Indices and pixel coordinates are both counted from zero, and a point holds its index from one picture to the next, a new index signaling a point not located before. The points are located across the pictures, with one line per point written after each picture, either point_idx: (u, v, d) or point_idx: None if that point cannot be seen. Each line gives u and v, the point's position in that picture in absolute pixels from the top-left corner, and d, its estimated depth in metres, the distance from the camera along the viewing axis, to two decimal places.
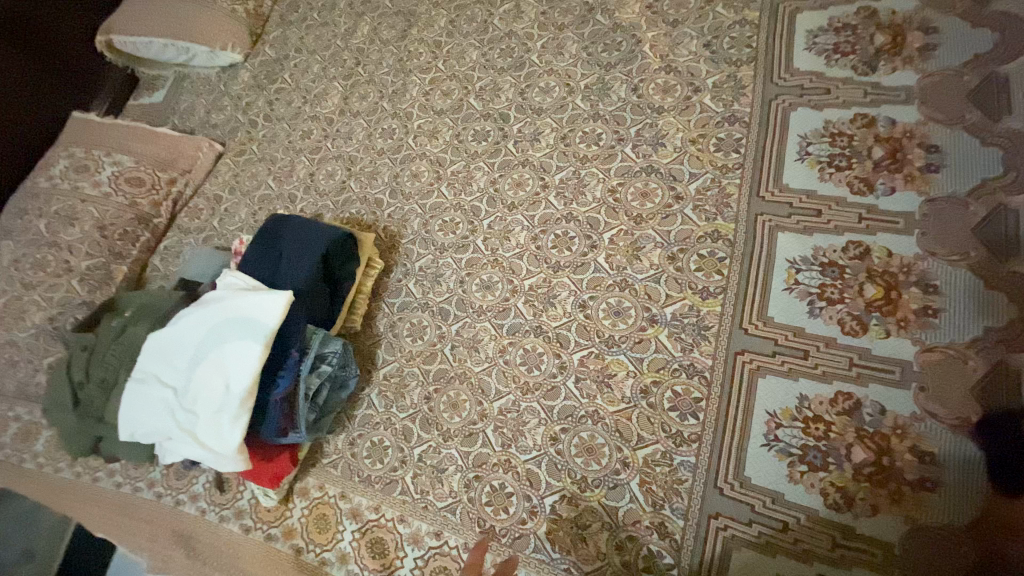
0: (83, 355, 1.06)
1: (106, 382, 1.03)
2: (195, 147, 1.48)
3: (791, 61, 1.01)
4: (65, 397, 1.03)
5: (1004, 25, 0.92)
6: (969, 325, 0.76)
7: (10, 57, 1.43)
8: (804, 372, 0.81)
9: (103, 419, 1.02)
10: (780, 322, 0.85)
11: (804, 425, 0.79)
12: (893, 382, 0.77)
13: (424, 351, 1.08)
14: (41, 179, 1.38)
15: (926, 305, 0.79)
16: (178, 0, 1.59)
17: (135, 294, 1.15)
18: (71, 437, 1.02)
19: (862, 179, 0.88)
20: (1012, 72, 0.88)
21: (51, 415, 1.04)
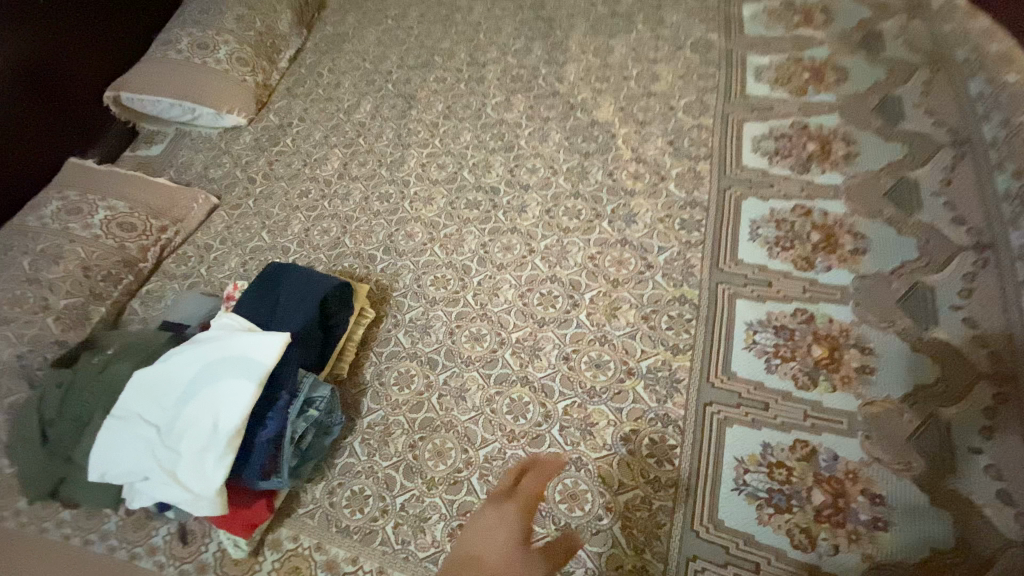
0: (58, 391, 1.03)
1: (79, 421, 1.00)
2: (191, 199, 1.54)
3: (741, 159, 1.21)
4: (33, 434, 1.00)
5: (913, 140, 1.11)
6: (900, 382, 0.89)
7: (24, 102, 1.50)
8: (766, 421, 0.91)
9: (71, 458, 0.99)
10: (742, 375, 0.96)
11: (769, 470, 0.87)
12: (841, 431, 0.87)
13: (410, 400, 1.11)
14: (31, 219, 1.39)
15: (863, 365, 0.92)
16: (191, 65, 1.71)
17: (121, 334, 1.16)
18: (32, 477, 0.99)
19: (804, 258, 1.04)
20: (921, 176, 1.06)
21: (14, 454, 1.01)
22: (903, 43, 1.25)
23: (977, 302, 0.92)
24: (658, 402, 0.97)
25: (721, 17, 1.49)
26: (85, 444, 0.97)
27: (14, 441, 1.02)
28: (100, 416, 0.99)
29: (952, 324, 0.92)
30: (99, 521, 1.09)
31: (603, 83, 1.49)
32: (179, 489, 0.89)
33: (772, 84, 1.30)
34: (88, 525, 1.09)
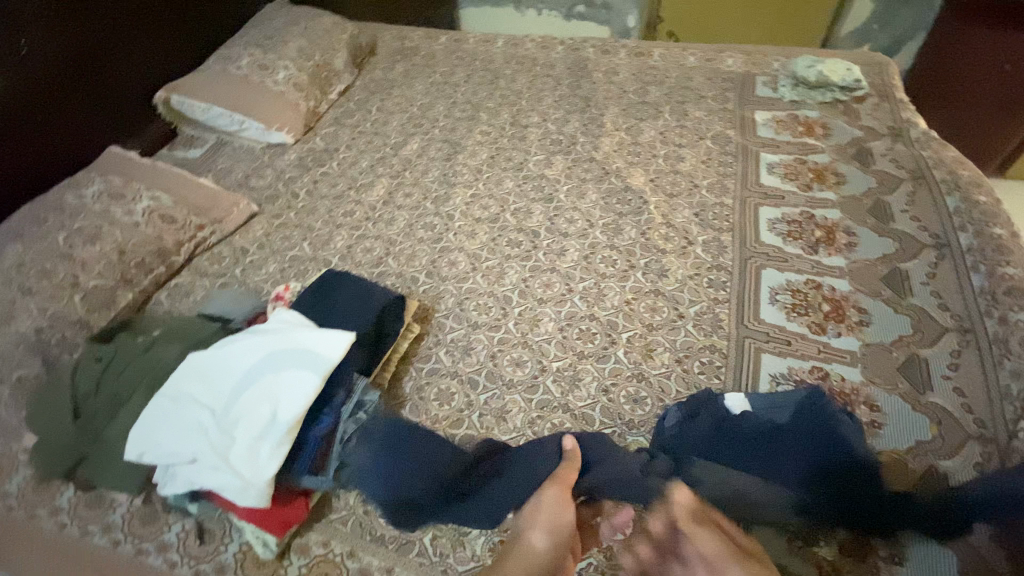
0: (97, 366, 1.01)
1: (117, 397, 0.98)
2: (233, 203, 1.56)
3: (759, 235, 1.39)
4: (64, 407, 0.97)
5: (901, 238, 1.32)
6: (905, 437, 1.02)
7: (73, 87, 1.54)
8: None
9: (102, 436, 0.96)
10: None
11: None
12: None
13: (450, 416, 1.14)
14: (69, 197, 1.38)
15: (872, 419, 1.04)
16: (249, 82, 1.80)
17: (163, 317, 1.15)
18: (52, 453, 0.95)
19: (817, 323, 1.19)
20: (910, 268, 1.26)
21: (36, 428, 0.98)
22: (888, 161, 1.51)
23: (963, 374, 1.08)
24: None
25: (736, 118, 1.74)
26: (122, 421, 0.95)
27: (40, 413, 0.99)
28: (142, 396, 0.98)
29: (944, 390, 1.07)
30: (101, 513, 1.03)
31: (635, 156, 1.67)
32: (228, 475, 0.87)
33: (782, 178, 1.52)
34: (88, 515, 1.02)
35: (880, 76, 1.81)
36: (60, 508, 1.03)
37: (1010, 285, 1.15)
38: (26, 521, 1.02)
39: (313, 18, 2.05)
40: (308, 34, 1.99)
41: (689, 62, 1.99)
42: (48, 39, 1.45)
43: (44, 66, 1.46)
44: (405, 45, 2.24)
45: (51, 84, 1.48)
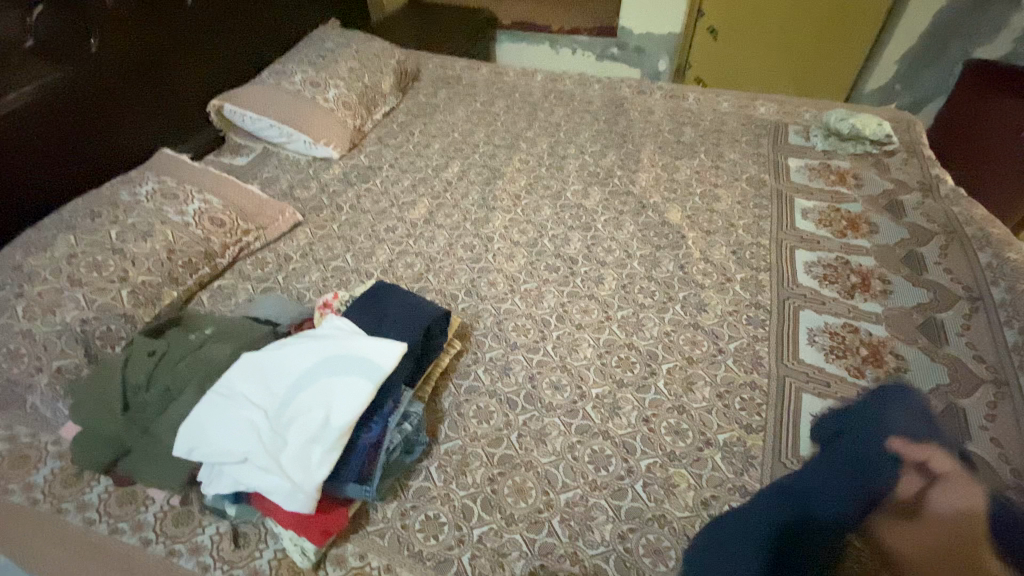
0: (149, 360, 1.04)
1: (168, 392, 1.00)
2: (278, 211, 1.59)
3: (796, 277, 1.42)
4: (114, 397, 0.99)
5: (935, 289, 1.35)
6: None
7: (133, 90, 1.59)
8: None
9: (150, 429, 0.97)
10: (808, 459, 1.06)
11: None
12: None
13: (489, 434, 1.13)
14: (124, 194, 1.41)
15: None
16: (300, 97, 1.86)
17: (213, 318, 1.19)
18: (98, 443, 0.96)
19: (856, 367, 1.21)
20: (945, 318, 1.29)
21: (83, 417, 0.98)
22: (920, 215, 1.55)
23: (1001, 426, 1.08)
24: (732, 471, 1.05)
25: (770, 163, 1.80)
26: (172, 415, 0.97)
27: (87, 403, 1.00)
28: (192, 392, 0.99)
29: (983, 441, 1.07)
30: (132, 510, 0.99)
31: (672, 193, 1.72)
32: (279, 476, 0.87)
33: (817, 223, 1.56)
34: (119, 512, 0.99)
35: (908, 134, 1.89)
36: (89, 503, 1.00)
37: None
38: (53, 514, 0.98)
39: (363, 43, 2.15)
40: (358, 57, 2.08)
41: (722, 108, 2.07)
42: (118, 44, 1.52)
43: (112, 66, 1.52)
44: (448, 73, 2.32)
45: (116, 84, 1.54)
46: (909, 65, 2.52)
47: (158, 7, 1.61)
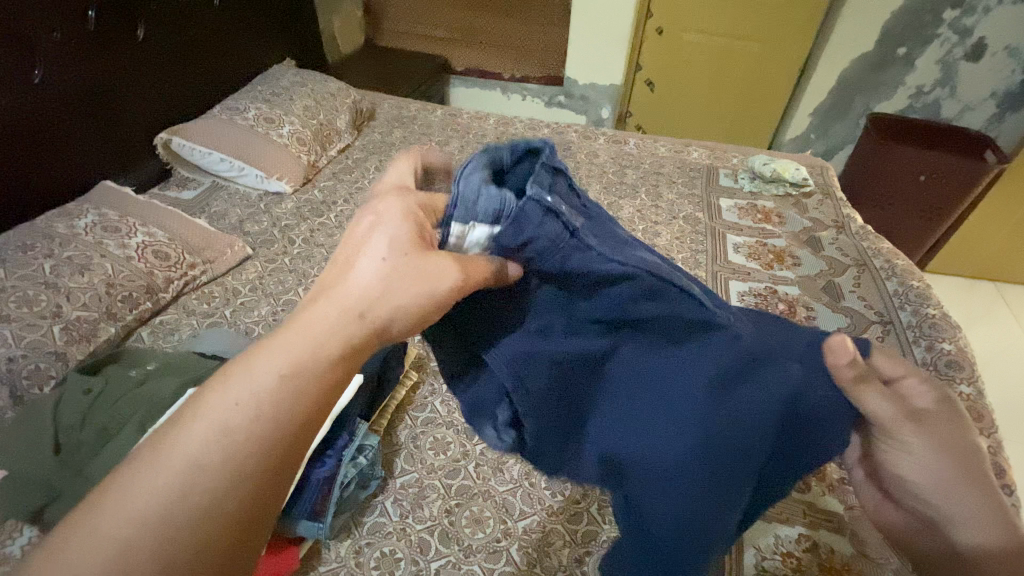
0: (86, 398, 1.04)
1: (105, 433, 1.00)
2: (227, 244, 1.56)
3: (731, 306, 1.52)
4: (46, 441, 0.97)
5: (853, 315, 1.48)
6: None
7: (77, 120, 1.55)
8: (775, 516, 1.00)
9: (83, 472, 0.94)
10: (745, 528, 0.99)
11: (782, 558, 0.95)
12: (835, 529, 0.99)
13: (446, 465, 1.13)
14: (60, 226, 1.35)
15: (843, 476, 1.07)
16: (253, 133, 1.87)
17: (156, 355, 1.18)
18: (25, 491, 0.92)
19: None
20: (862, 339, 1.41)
21: (11, 463, 0.95)
22: (836, 248, 1.73)
23: None
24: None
25: (703, 203, 1.95)
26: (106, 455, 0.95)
27: (14, 449, 0.97)
28: (132, 429, 0.98)
29: None
30: None
31: None
32: None
33: (747, 257, 1.71)
34: None
35: (822, 177, 2.10)
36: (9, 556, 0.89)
37: (949, 358, 1.30)
38: None
39: (319, 83, 2.20)
40: (314, 96, 2.12)
41: (660, 152, 2.24)
42: (65, 73, 1.50)
43: (55, 97, 1.48)
44: (403, 113, 2.39)
45: (60, 112, 1.50)
46: (820, 117, 2.83)
47: (106, 40, 1.59)
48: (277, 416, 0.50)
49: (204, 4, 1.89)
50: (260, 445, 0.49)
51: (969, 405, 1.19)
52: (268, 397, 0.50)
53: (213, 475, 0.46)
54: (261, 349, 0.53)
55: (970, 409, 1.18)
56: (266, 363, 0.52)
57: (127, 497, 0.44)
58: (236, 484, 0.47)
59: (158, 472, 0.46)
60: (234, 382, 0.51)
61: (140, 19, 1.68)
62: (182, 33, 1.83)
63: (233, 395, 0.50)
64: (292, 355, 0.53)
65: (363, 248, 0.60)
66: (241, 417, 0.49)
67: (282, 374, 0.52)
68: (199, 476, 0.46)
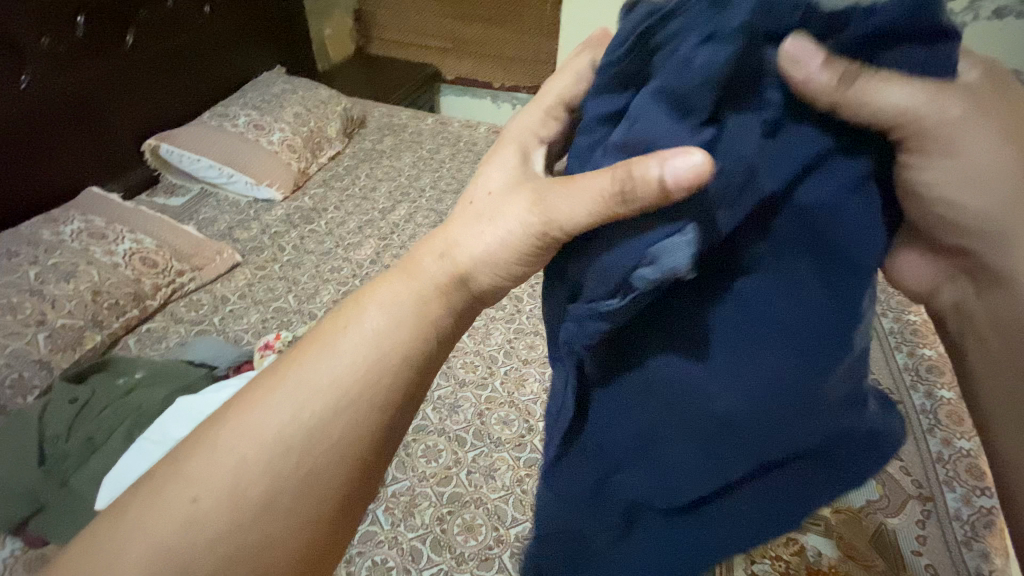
0: (71, 408, 1.04)
1: (91, 442, 0.99)
2: (216, 251, 1.53)
3: None
4: (33, 451, 0.96)
5: None
6: (870, 489, 1.07)
7: (65, 126, 1.54)
8: None
9: (70, 483, 0.94)
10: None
11: (771, 562, 0.96)
12: (822, 532, 1.00)
13: (438, 473, 1.13)
14: (46, 233, 1.34)
15: None
16: (243, 143, 1.88)
17: (145, 363, 1.18)
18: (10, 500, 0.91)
19: None
20: None
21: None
22: None
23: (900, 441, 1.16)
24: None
25: None
26: (93, 465, 0.94)
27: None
28: (118, 439, 0.98)
29: None
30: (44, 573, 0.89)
31: None
32: None
33: None
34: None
35: None
36: None
37: (929, 363, 1.30)
38: None
39: (309, 91, 2.20)
40: (304, 105, 2.12)
41: None
42: (53, 78, 1.49)
43: (41, 102, 1.47)
44: (393, 122, 2.39)
45: (46, 117, 1.48)
46: None
47: (96, 46, 1.58)
48: (342, 441, 0.45)
49: (195, 11, 1.89)
50: (321, 460, 0.44)
51: (951, 410, 1.20)
52: (335, 404, 0.45)
53: (276, 492, 0.42)
54: (345, 338, 0.48)
55: (951, 414, 1.19)
56: (344, 353, 0.47)
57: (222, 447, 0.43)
58: (282, 487, 0.43)
59: (212, 472, 0.42)
60: (303, 377, 0.46)
61: (131, 26, 1.67)
62: (173, 40, 1.83)
63: (313, 392, 0.45)
64: (371, 349, 0.47)
65: (496, 205, 0.54)
66: (307, 425, 0.44)
67: (353, 384, 0.46)
68: (253, 488, 0.42)
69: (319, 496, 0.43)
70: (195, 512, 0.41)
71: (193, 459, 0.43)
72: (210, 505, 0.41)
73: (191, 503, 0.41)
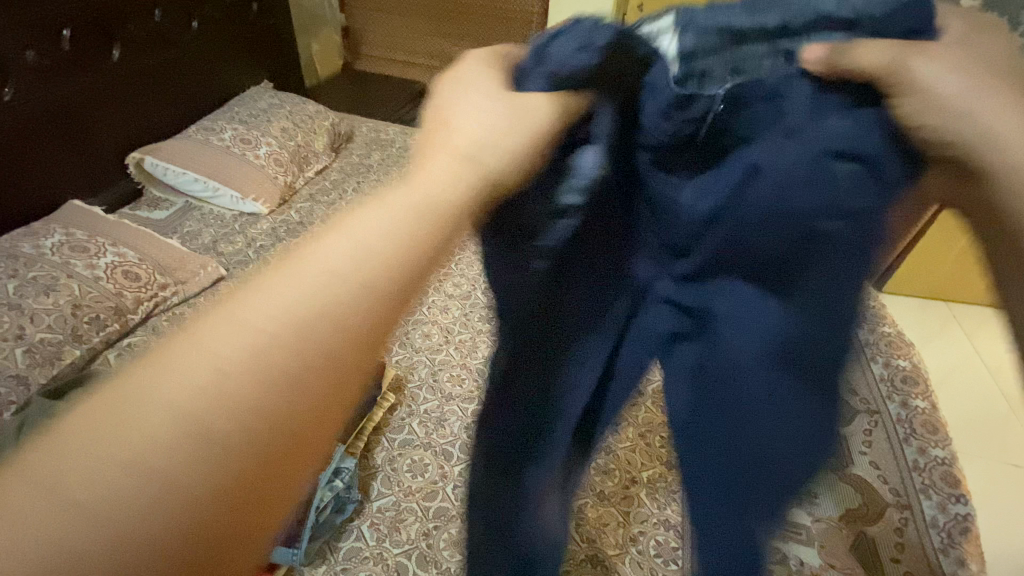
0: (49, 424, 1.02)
1: None
2: (200, 265, 1.52)
3: None
4: None
5: None
6: (848, 498, 1.10)
7: (49, 138, 1.54)
8: None
9: None
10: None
11: None
12: (802, 540, 1.02)
13: (424, 487, 1.13)
14: (26, 245, 1.33)
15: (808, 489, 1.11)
16: (229, 156, 1.88)
17: None
18: None
19: None
20: None
21: None
22: None
23: (876, 451, 1.19)
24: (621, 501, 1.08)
25: None
26: None
27: None
28: None
29: (863, 464, 1.16)
30: None
31: None
32: None
33: None
34: None
35: None
36: None
37: (904, 374, 1.33)
38: None
39: (296, 106, 2.21)
40: (291, 120, 2.13)
41: None
42: (38, 91, 1.48)
43: (24, 114, 1.45)
44: (380, 137, 2.40)
45: (29, 129, 1.48)
46: None
47: (83, 59, 1.58)
48: (387, 298, 0.38)
49: (183, 27, 1.89)
50: (309, 372, 0.35)
51: (924, 420, 1.22)
52: (349, 292, 0.37)
53: (255, 386, 0.33)
54: (379, 211, 0.40)
55: (925, 423, 1.22)
56: (379, 225, 0.39)
57: (238, 319, 0.35)
58: (261, 407, 0.34)
59: (228, 342, 0.34)
60: (317, 264, 0.37)
61: (117, 40, 1.67)
62: (160, 53, 1.83)
63: (352, 236, 0.39)
64: (420, 214, 0.41)
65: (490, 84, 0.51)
66: (327, 300, 0.36)
67: (394, 252, 0.38)
68: (232, 373, 0.33)
69: (261, 445, 0.33)
70: (166, 416, 0.32)
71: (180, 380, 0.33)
72: (160, 435, 0.32)
73: (204, 388, 0.33)
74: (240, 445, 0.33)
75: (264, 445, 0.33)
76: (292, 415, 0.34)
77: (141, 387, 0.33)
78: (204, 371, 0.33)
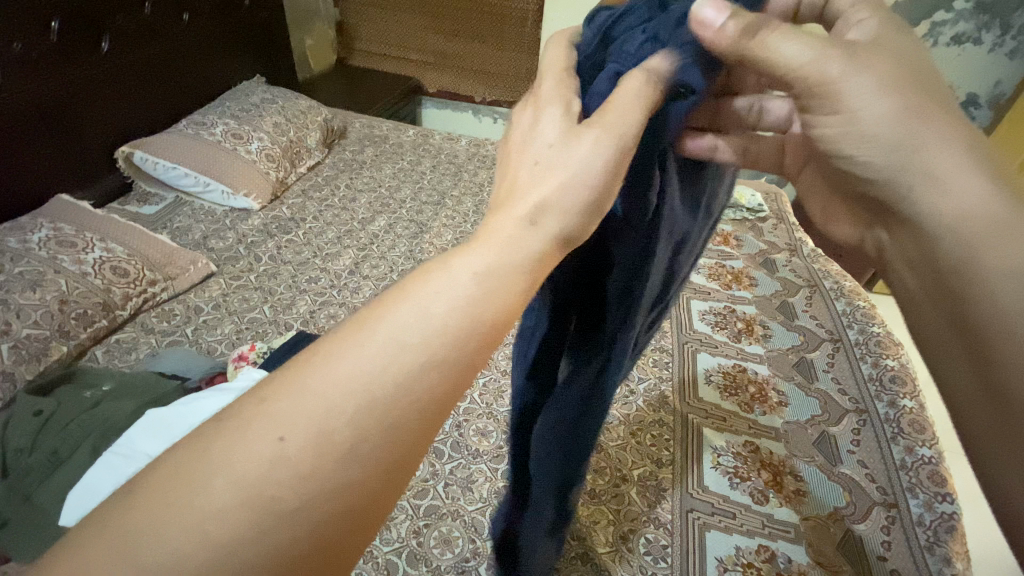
0: (35, 421, 1.01)
1: (55, 456, 0.97)
2: (190, 261, 1.51)
3: (694, 325, 1.49)
4: None
5: (806, 334, 1.49)
6: (836, 497, 1.10)
7: (35, 131, 1.51)
8: (736, 528, 1.04)
9: (31, 497, 0.91)
10: (707, 540, 1.02)
11: (744, 569, 0.98)
12: (791, 539, 1.02)
13: (415, 485, 1.12)
14: (13, 240, 1.31)
15: (797, 488, 1.12)
16: (220, 151, 1.86)
17: (108, 372, 1.16)
18: None
19: (746, 403, 1.29)
20: (813, 356, 1.43)
21: None
22: (792, 268, 1.70)
23: (864, 449, 1.20)
24: (612, 498, 1.09)
25: None
26: (55, 479, 0.92)
27: None
28: (83, 453, 0.95)
29: (851, 464, 1.17)
30: None
31: None
32: None
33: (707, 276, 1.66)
34: None
35: (777, 203, 2.01)
36: None
37: (892, 374, 1.34)
38: None
39: (289, 101, 2.20)
40: (284, 115, 2.11)
41: None
42: (25, 83, 1.46)
43: (9, 105, 1.43)
44: (373, 133, 2.39)
45: (15, 122, 1.45)
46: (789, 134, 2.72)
47: (72, 53, 1.56)
48: (447, 367, 0.40)
49: (173, 20, 1.87)
50: (369, 438, 0.37)
51: (912, 420, 1.23)
52: (414, 365, 0.39)
53: (321, 456, 0.36)
54: (443, 281, 0.42)
55: (913, 422, 1.22)
56: (448, 295, 0.41)
57: (315, 385, 0.37)
58: (324, 471, 0.36)
59: (298, 408, 0.37)
60: (389, 334, 0.39)
61: (106, 32, 1.65)
62: (149, 45, 1.80)
63: (425, 303, 0.41)
64: (485, 281, 0.42)
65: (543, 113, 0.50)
66: (395, 371, 0.38)
67: (461, 325, 0.40)
68: (307, 437, 0.36)
69: (323, 506, 0.36)
70: (243, 469, 0.35)
71: (256, 446, 0.35)
72: (233, 490, 0.34)
73: (279, 443, 0.36)
74: (326, 502, 0.36)
75: (329, 507, 0.36)
76: (348, 489, 0.36)
77: (229, 436, 0.36)
78: (281, 432, 0.36)
